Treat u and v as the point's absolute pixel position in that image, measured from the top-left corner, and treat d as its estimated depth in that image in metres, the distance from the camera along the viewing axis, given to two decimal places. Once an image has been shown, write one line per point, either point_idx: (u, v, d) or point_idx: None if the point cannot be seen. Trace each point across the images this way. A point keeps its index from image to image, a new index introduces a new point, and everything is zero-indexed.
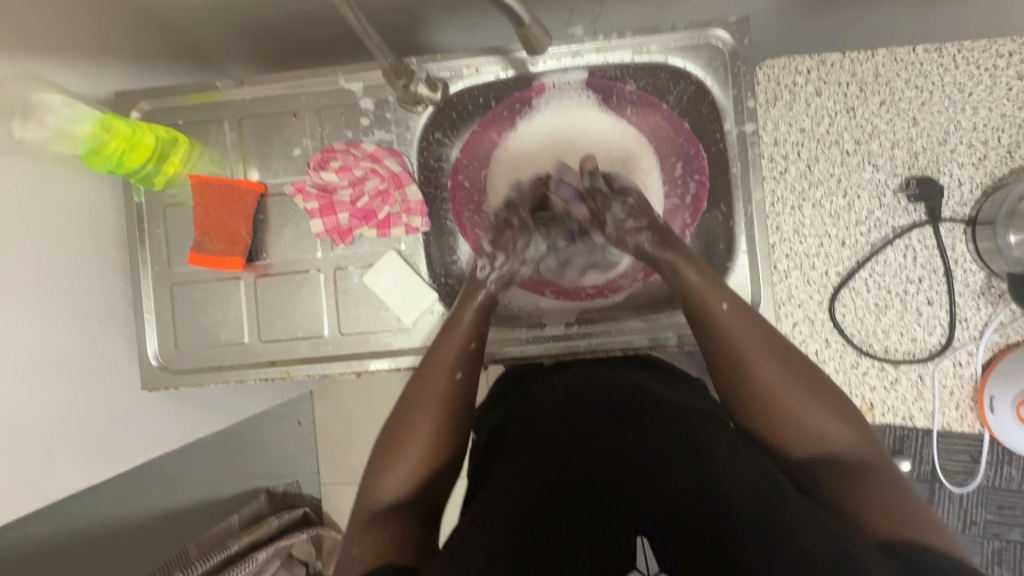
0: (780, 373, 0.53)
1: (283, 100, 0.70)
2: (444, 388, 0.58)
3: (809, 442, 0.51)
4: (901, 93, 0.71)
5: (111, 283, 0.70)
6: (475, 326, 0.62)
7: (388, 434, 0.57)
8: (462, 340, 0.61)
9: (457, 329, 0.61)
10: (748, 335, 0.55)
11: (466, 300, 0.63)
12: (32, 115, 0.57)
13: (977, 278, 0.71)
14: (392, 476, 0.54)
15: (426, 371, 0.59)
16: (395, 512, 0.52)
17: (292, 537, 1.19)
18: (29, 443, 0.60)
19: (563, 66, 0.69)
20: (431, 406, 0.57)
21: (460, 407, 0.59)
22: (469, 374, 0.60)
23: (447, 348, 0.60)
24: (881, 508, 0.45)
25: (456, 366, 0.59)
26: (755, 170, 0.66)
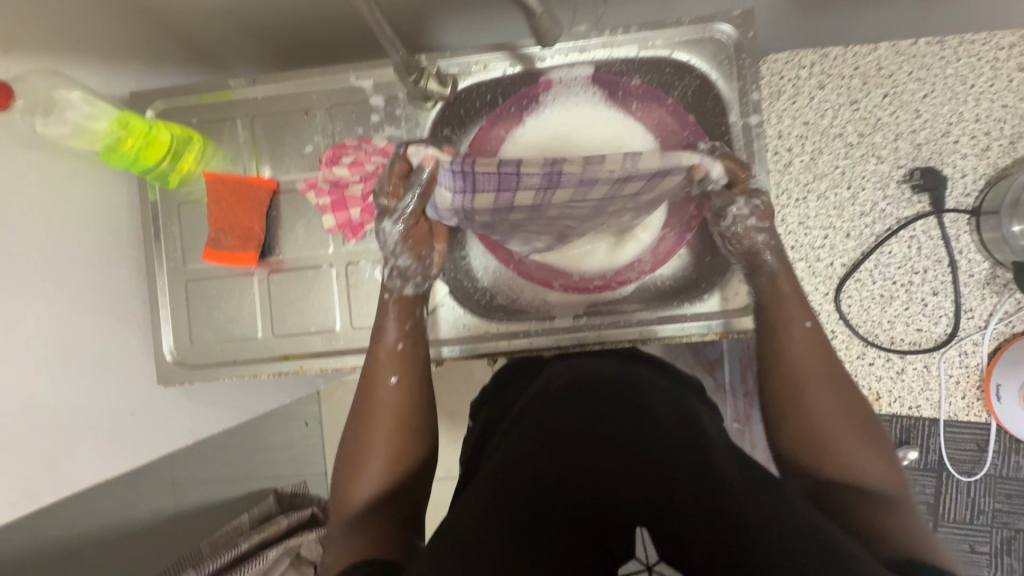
0: (830, 398, 0.56)
1: (295, 98, 0.71)
2: (385, 393, 0.62)
3: (844, 465, 0.53)
4: (903, 86, 0.72)
5: (127, 279, 0.71)
6: (401, 327, 0.65)
7: (348, 453, 0.61)
8: (390, 344, 0.64)
9: (386, 333, 0.64)
10: (802, 350, 0.58)
11: (383, 304, 0.65)
12: (53, 110, 0.58)
13: (981, 267, 0.72)
14: (360, 484, 0.58)
15: (368, 381, 0.63)
16: (371, 513, 0.56)
17: (302, 537, 1.18)
18: (49, 433, 0.60)
19: (569, 61, 0.71)
20: (381, 410, 0.61)
21: (404, 406, 0.62)
22: (405, 374, 0.63)
23: (382, 352, 0.63)
24: (894, 533, 0.47)
25: (391, 370, 0.63)
26: (761, 161, 0.66)
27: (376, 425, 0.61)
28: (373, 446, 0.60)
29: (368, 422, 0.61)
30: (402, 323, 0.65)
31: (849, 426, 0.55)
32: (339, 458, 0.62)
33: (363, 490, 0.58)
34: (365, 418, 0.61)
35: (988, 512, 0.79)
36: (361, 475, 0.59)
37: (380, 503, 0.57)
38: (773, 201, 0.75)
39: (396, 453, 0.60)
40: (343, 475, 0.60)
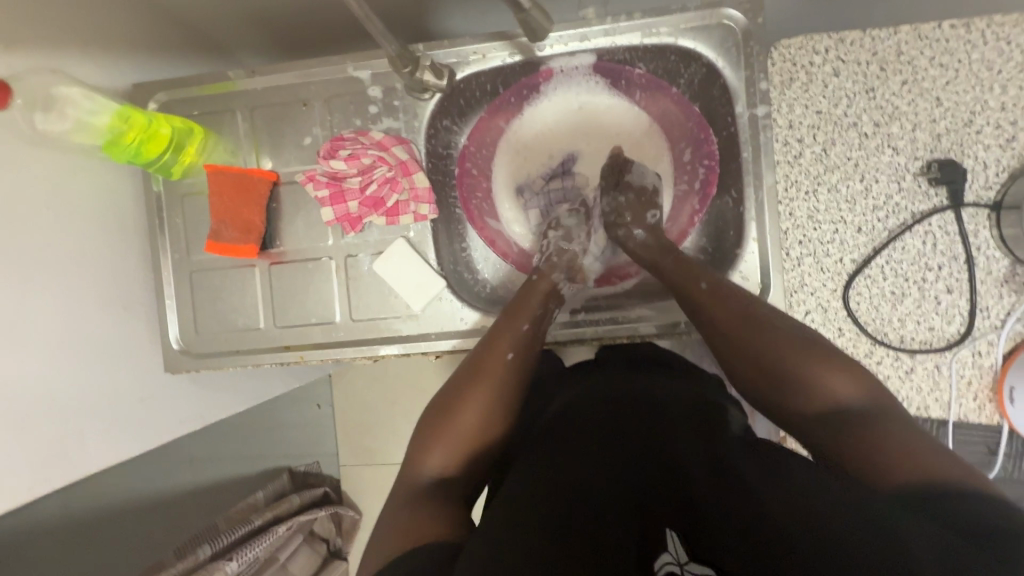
0: (774, 342, 0.55)
1: (294, 89, 0.71)
2: (502, 365, 0.60)
3: (818, 399, 0.51)
4: (925, 72, 0.69)
5: (134, 270, 0.72)
6: (537, 312, 0.65)
7: (438, 416, 0.58)
8: (518, 323, 0.63)
9: (521, 313, 0.64)
10: (733, 312, 0.58)
11: (531, 289, 0.66)
12: (53, 107, 0.58)
13: (1000, 265, 0.69)
14: (439, 450, 0.56)
15: (483, 354, 0.61)
16: (441, 489, 0.54)
17: (313, 514, 1.26)
18: (60, 421, 0.63)
19: (570, 49, 0.68)
20: (491, 378, 0.60)
21: (514, 388, 0.60)
22: (524, 352, 0.62)
23: (507, 329, 0.63)
24: (901, 452, 0.45)
25: (510, 346, 0.61)
26: (767, 155, 0.64)
27: (482, 393, 0.58)
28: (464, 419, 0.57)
29: (471, 391, 0.59)
30: (530, 307, 0.65)
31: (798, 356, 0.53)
32: (424, 416, 0.59)
33: (439, 460, 0.55)
34: (472, 381, 0.59)
35: None
36: (447, 441, 0.56)
37: (452, 484, 0.54)
38: (780, 194, 0.73)
39: (484, 432, 0.57)
40: (424, 436, 0.57)
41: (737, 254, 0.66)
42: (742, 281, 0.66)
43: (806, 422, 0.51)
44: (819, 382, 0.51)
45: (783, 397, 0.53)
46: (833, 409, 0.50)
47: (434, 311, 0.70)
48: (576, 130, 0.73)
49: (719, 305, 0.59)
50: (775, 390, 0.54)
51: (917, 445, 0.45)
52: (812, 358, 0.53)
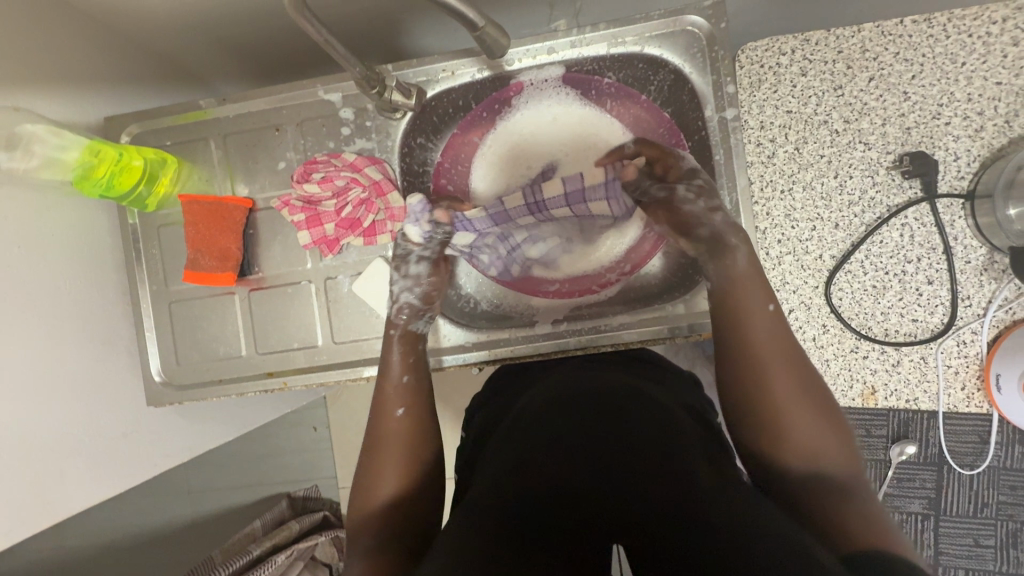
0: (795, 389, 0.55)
1: (266, 115, 0.71)
2: (392, 426, 0.61)
3: (805, 455, 0.53)
4: (890, 68, 0.69)
5: (112, 304, 0.72)
6: (406, 360, 0.65)
7: (359, 492, 0.59)
8: (398, 378, 0.64)
9: (393, 369, 0.65)
10: (767, 346, 0.57)
11: (388, 342, 0.66)
12: (18, 145, 0.57)
13: (979, 254, 0.69)
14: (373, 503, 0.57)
15: (373, 423, 0.63)
16: (388, 545, 0.53)
17: (311, 541, 1.20)
18: (41, 461, 0.62)
19: (538, 62, 0.69)
20: (387, 440, 0.61)
21: (417, 440, 0.61)
22: (412, 405, 0.63)
23: (389, 390, 0.63)
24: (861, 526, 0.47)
25: (397, 402, 0.63)
26: (739, 157, 0.65)
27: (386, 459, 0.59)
28: (381, 491, 0.57)
29: (377, 458, 0.60)
30: (404, 357, 0.65)
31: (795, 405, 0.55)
32: (355, 491, 0.60)
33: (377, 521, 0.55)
34: (374, 453, 0.60)
35: (992, 505, 0.76)
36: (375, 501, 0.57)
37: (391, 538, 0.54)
38: (756, 194, 0.73)
39: (407, 482, 0.58)
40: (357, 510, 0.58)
41: None
42: None
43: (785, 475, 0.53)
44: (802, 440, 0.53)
45: (774, 445, 0.54)
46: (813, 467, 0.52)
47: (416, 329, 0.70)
48: (556, 141, 0.71)
49: (753, 331, 0.58)
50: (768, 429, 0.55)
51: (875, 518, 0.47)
52: (815, 412, 0.54)
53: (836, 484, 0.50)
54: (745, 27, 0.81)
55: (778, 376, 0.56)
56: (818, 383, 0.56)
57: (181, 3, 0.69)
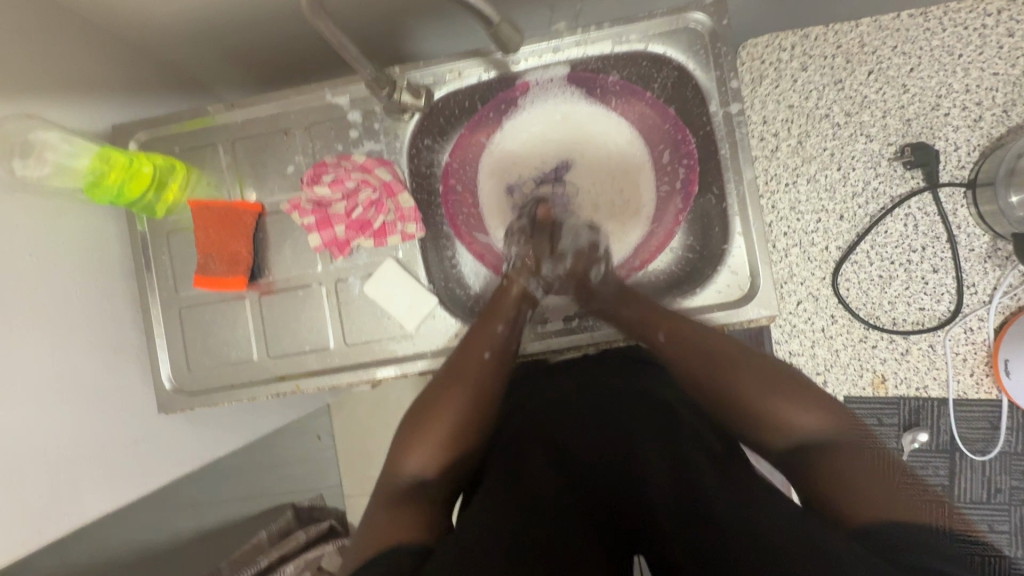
0: (756, 376, 0.59)
1: (274, 120, 0.72)
2: (477, 370, 0.64)
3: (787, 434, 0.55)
4: (889, 61, 0.71)
5: (122, 311, 0.72)
6: (511, 315, 0.68)
7: (415, 418, 0.63)
8: (495, 326, 0.66)
9: (495, 316, 0.67)
10: (716, 344, 0.62)
11: (501, 292, 0.69)
12: (31, 152, 0.59)
13: (982, 241, 0.70)
14: (415, 455, 0.60)
15: (460, 354, 0.65)
16: (417, 491, 0.57)
17: (318, 550, 1.19)
18: (52, 470, 0.61)
19: (544, 62, 0.69)
20: (468, 383, 0.64)
21: (486, 393, 0.64)
22: (499, 358, 0.66)
23: (483, 331, 0.66)
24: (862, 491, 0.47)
25: (487, 347, 0.65)
26: (745, 150, 0.65)
27: (455, 397, 0.63)
28: (432, 436, 0.61)
29: (444, 393, 0.63)
30: (505, 309, 0.67)
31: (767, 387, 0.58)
32: (407, 420, 0.64)
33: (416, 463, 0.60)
34: (446, 386, 0.64)
35: (1005, 491, 0.76)
36: (424, 445, 0.60)
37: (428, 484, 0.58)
38: (762, 188, 0.74)
39: (462, 432, 0.62)
40: (401, 442, 0.62)
41: (724, 249, 0.67)
42: (732, 276, 0.66)
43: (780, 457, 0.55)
44: (788, 414, 0.56)
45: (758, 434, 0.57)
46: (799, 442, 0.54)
47: (428, 329, 0.70)
48: (556, 142, 0.73)
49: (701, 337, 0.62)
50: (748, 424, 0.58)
51: (871, 486, 0.48)
52: (785, 393, 0.57)
53: (823, 454, 0.52)
54: (744, 25, 0.82)
55: (733, 368, 0.60)
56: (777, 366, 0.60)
57: (187, 11, 0.70)
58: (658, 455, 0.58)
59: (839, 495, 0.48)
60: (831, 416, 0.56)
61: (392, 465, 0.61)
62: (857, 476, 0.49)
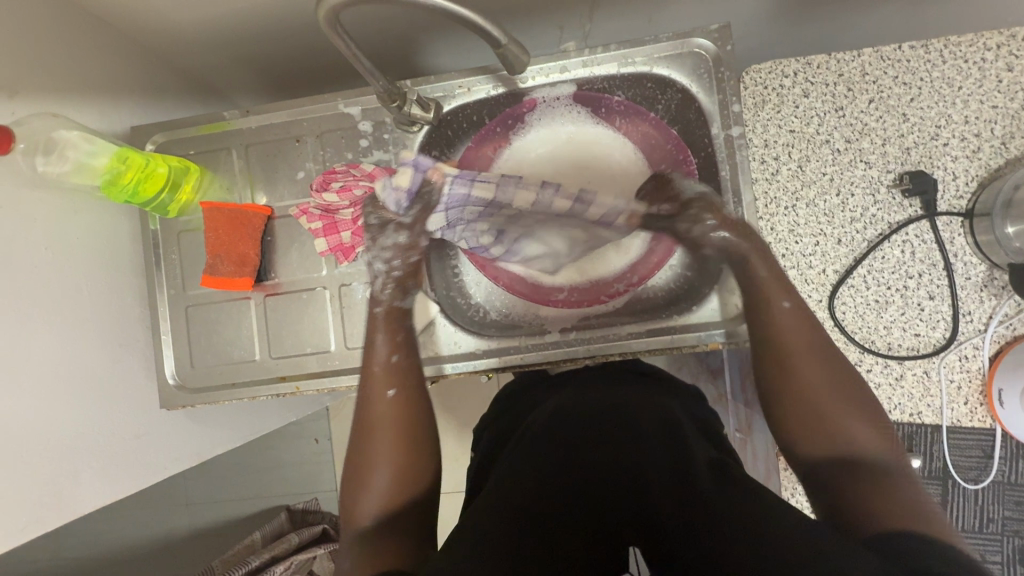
0: (825, 380, 0.58)
1: (287, 127, 0.74)
2: (383, 406, 0.64)
3: (836, 442, 0.55)
4: (890, 90, 0.72)
5: (131, 306, 0.73)
6: (393, 340, 0.68)
7: (351, 468, 0.62)
8: (384, 356, 0.67)
9: (378, 350, 0.67)
10: (797, 337, 0.60)
11: (373, 318, 0.68)
12: (53, 150, 0.60)
13: (978, 270, 0.71)
14: (365, 500, 0.59)
15: (362, 400, 0.65)
16: (393, 520, 0.57)
17: (309, 553, 1.18)
18: (54, 460, 0.62)
19: (551, 81, 0.72)
20: (377, 420, 0.64)
21: (406, 420, 0.64)
22: (399, 386, 0.66)
23: (381, 357, 0.66)
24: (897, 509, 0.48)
25: (388, 382, 0.65)
26: (744, 172, 0.67)
27: (382, 435, 0.63)
28: (375, 475, 0.60)
29: (369, 438, 0.63)
30: (388, 334, 0.68)
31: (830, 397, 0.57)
32: (345, 469, 0.63)
33: (371, 510, 0.58)
34: (368, 433, 0.63)
35: (997, 521, 0.76)
36: (369, 488, 0.60)
37: (390, 523, 0.56)
38: (760, 209, 0.75)
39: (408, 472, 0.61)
40: (349, 493, 0.60)
41: (722, 268, 0.68)
42: (726, 293, 0.68)
43: (819, 463, 0.55)
44: (844, 423, 0.56)
45: (804, 437, 0.57)
46: (849, 453, 0.54)
47: None
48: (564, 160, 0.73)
49: (783, 328, 0.61)
50: (791, 419, 0.58)
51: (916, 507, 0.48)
52: (844, 402, 0.57)
53: (871, 469, 0.52)
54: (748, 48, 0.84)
55: (807, 368, 0.59)
56: (853, 375, 0.59)
57: (210, 21, 0.73)
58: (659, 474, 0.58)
59: (866, 507, 0.49)
60: (888, 436, 0.55)
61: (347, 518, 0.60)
62: (897, 497, 0.49)
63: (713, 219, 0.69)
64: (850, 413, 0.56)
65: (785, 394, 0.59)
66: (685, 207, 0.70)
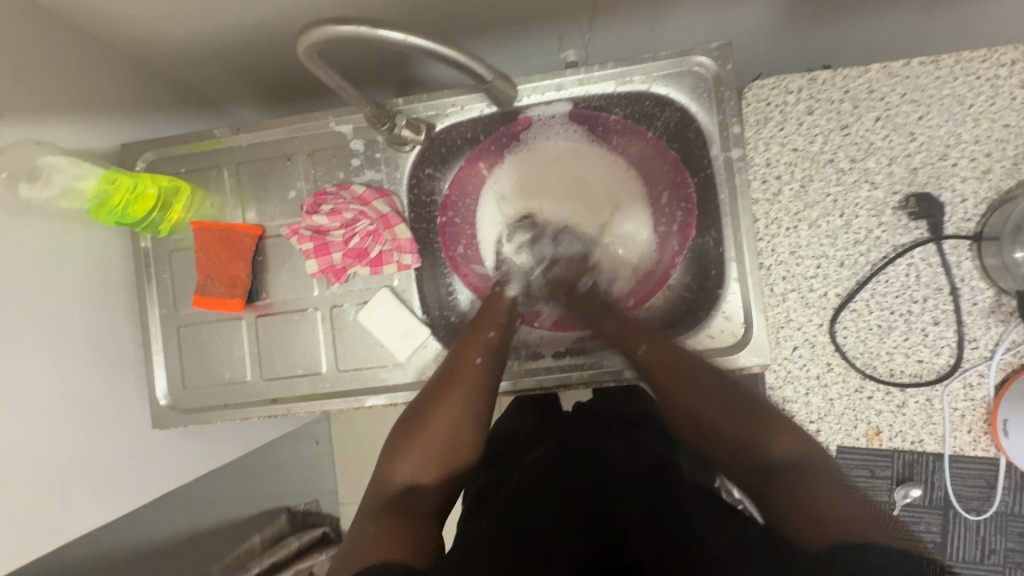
0: (732, 405, 0.60)
1: (278, 144, 0.73)
2: (472, 373, 0.66)
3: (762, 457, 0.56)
4: (897, 108, 0.70)
5: (123, 327, 0.73)
6: (502, 322, 0.70)
7: (408, 423, 0.65)
8: (484, 332, 0.68)
9: (486, 321, 0.69)
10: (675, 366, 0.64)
11: (490, 300, 0.71)
12: (38, 176, 0.60)
13: (986, 295, 0.69)
14: (408, 459, 0.63)
15: (452, 360, 0.67)
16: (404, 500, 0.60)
17: (310, 559, 1.20)
18: (46, 484, 0.62)
19: (546, 99, 0.70)
20: (464, 383, 0.66)
21: (484, 395, 0.66)
22: (489, 365, 0.67)
23: (476, 337, 0.68)
24: (825, 509, 0.50)
25: (477, 355, 0.67)
26: (744, 196, 0.65)
27: (448, 403, 0.65)
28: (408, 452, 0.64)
29: (441, 397, 0.65)
30: (495, 317, 0.70)
31: (734, 418, 0.59)
32: (396, 426, 0.66)
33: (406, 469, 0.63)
34: (446, 387, 0.65)
35: (1000, 552, 0.76)
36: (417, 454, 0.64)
37: (416, 491, 0.62)
38: (761, 231, 0.73)
39: (453, 440, 0.65)
40: (394, 446, 0.65)
41: (719, 294, 0.66)
42: (724, 321, 0.66)
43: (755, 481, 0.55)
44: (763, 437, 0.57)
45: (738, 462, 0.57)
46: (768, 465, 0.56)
47: (420, 359, 0.70)
48: (558, 176, 0.73)
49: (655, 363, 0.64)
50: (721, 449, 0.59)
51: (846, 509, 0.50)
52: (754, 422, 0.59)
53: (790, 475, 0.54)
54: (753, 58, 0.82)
55: (713, 394, 0.61)
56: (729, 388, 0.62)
57: (198, 34, 0.71)
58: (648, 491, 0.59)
59: (799, 519, 0.50)
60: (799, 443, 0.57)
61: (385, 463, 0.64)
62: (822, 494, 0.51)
63: (711, 242, 0.68)
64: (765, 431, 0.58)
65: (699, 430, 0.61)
66: (682, 230, 0.69)
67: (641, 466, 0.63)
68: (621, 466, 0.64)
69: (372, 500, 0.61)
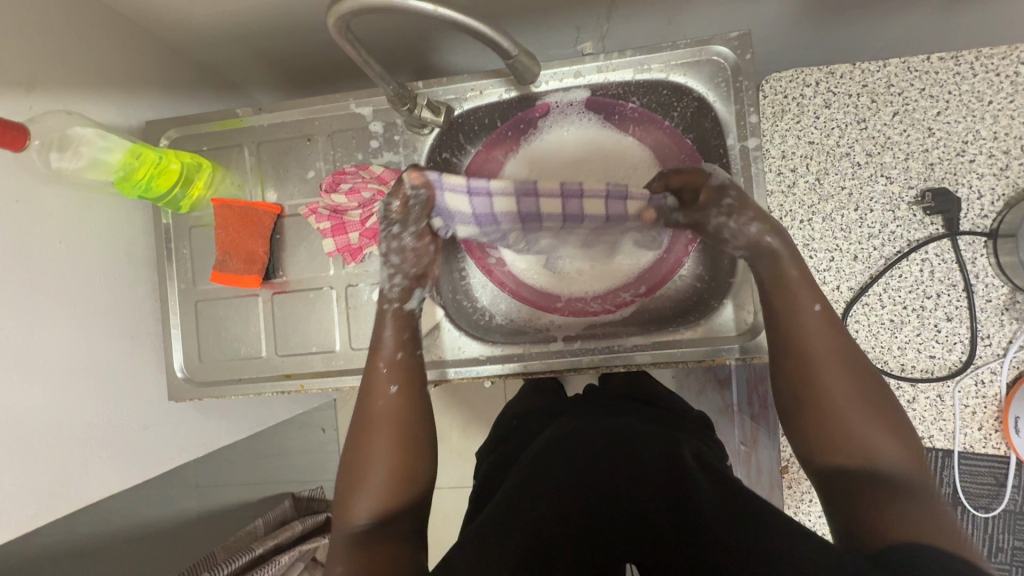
0: (847, 391, 0.54)
1: (299, 125, 0.74)
2: (385, 403, 0.62)
3: (857, 453, 0.52)
4: (915, 103, 0.69)
5: (142, 300, 0.74)
6: (400, 337, 0.65)
7: (349, 467, 0.60)
8: (389, 355, 0.64)
9: (385, 348, 0.64)
10: (823, 343, 0.56)
11: (382, 320, 0.66)
12: (68, 146, 0.60)
13: (1000, 293, 0.69)
14: (363, 501, 0.57)
15: (366, 399, 0.62)
16: (377, 533, 0.55)
17: (315, 542, 1.20)
18: (66, 449, 0.64)
19: (564, 86, 0.71)
20: (381, 417, 0.61)
21: (408, 411, 0.62)
22: (405, 385, 0.63)
23: (382, 365, 0.64)
24: (911, 526, 0.47)
25: (390, 381, 0.63)
26: (759, 186, 0.65)
27: (382, 437, 0.60)
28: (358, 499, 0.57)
29: (370, 434, 0.61)
30: (395, 337, 0.65)
31: (863, 422, 0.52)
32: (340, 477, 0.61)
33: (365, 514, 0.57)
34: (368, 428, 0.61)
35: (1007, 551, 0.74)
36: (369, 493, 0.58)
37: (386, 526, 0.56)
38: (775, 223, 0.73)
39: (404, 470, 0.59)
40: (342, 495, 0.59)
41: (731, 282, 0.67)
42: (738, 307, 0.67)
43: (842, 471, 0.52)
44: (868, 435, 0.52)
45: (825, 442, 0.53)
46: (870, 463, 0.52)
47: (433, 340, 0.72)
48: (574, 158, 0.72)
49: (809, 332, 0.56)
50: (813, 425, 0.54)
51: (922, 523, 0.47)
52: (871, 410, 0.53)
53: (889, 481, 0.50)
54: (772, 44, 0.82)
55: (836, 372, 0.54)
56: (877, 382, 0.55)
57: (222, 16, 0.72)
58: (657, 478, 0.60)
59: (885, 528, 0.48)
60: (908, 444, 0.52)
61: (339, 515, 0.58)
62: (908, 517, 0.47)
63: None
64: (874, 423, 0.52)
65: (808, 402, 0.54)
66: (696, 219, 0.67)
67: (651, 450, 0.64)
68: (628, 449, 0.65)
69: (335, 542, 0.56)
